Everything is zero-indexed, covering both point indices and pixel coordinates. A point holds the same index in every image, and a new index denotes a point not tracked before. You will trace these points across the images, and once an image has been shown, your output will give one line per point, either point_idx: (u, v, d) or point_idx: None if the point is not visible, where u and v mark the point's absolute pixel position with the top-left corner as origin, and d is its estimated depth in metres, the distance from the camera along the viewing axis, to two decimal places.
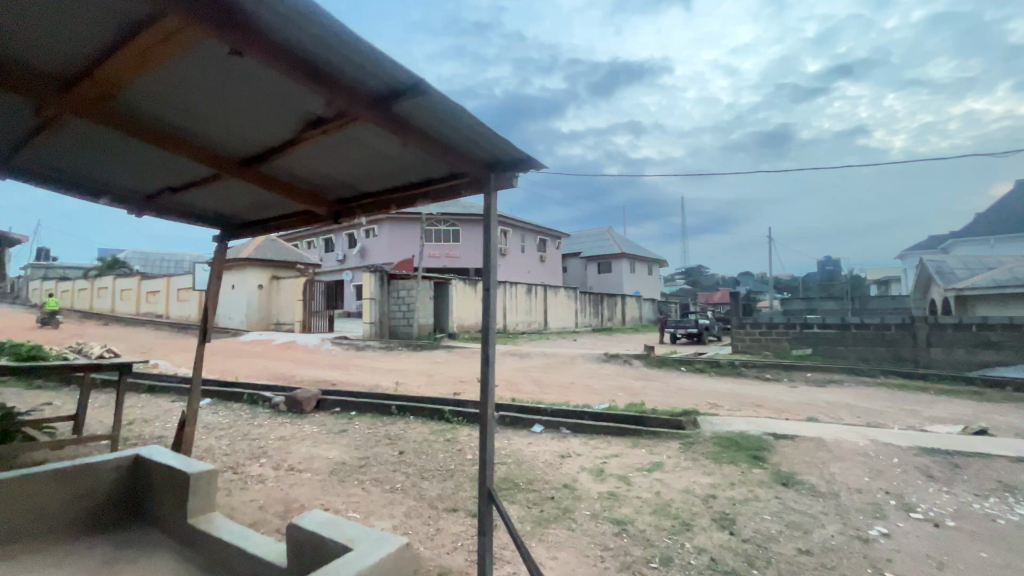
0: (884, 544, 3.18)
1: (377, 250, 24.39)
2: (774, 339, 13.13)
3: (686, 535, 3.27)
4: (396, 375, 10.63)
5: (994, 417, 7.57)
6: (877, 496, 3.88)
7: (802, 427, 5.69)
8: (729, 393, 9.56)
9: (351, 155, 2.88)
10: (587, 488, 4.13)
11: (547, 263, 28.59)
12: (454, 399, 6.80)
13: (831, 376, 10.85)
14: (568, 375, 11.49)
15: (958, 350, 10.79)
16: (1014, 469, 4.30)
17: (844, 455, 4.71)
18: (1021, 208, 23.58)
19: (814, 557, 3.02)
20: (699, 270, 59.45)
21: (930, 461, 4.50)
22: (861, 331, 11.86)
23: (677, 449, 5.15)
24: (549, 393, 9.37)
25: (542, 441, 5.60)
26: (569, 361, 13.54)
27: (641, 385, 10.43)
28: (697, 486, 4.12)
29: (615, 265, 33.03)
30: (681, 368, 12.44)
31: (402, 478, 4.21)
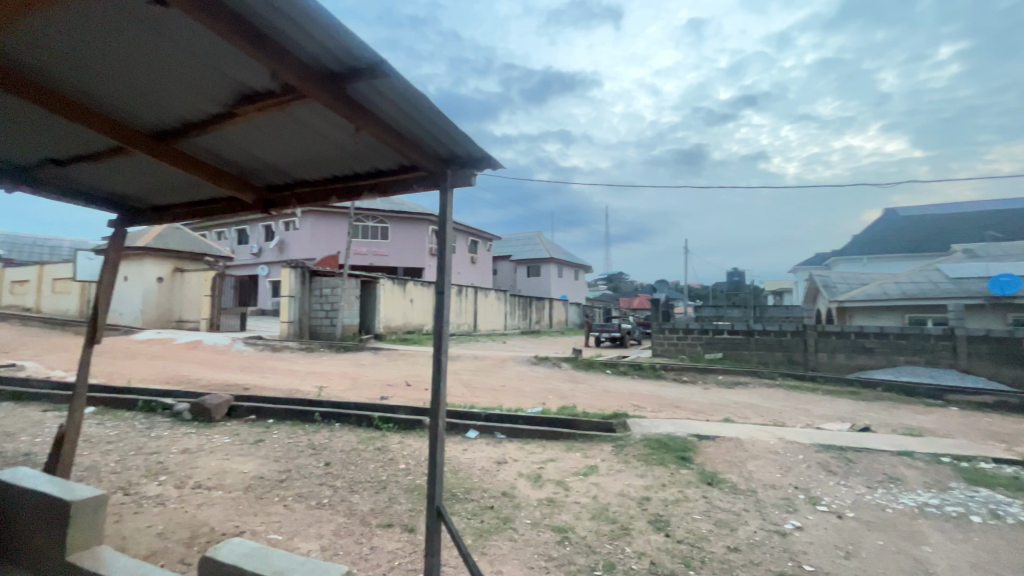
0: (799, 537, 3.43)
1: (298, 245, 22.88)
2: (690, 343, 14.04)
3: (625, 540, 3.32)
4: (316, 378, 9.95)
5: (869, 414, 8.61)
6: (788, 491, 4.21)
7: (720, 428, 6.07)
8: (651, 395, 10.03)
9: (290, 139, 2.61)
10: (526, 495, 4.07)
11: (478, 264, 28.49)
12: (383, 405, 6.47)
13: (738, 378, 11.79)
14: (498, 378, 11.42)
15: (840, 355, 12.16)
16: (894, 462, 4.88)
17: (759, 453, 5.06)
18: (887, 233, 27.29)
19: (742, 554, 3.19)
20: (618, 275, 62.44)
21: (829, 457, 4.98)
22: (764, 336, 12.99)
23: (609, 451, 5.26)
24: (480, 396, 9.28)
25: (477, 447, 5.47)
26: (499, 363, 13.52)
27: (569, 388, 10.65)
28: (631, 489, 4.22)
29: (544, 269, 33.69)
30: (607, 370, 12.89)
31: (329, 493, 3.89)
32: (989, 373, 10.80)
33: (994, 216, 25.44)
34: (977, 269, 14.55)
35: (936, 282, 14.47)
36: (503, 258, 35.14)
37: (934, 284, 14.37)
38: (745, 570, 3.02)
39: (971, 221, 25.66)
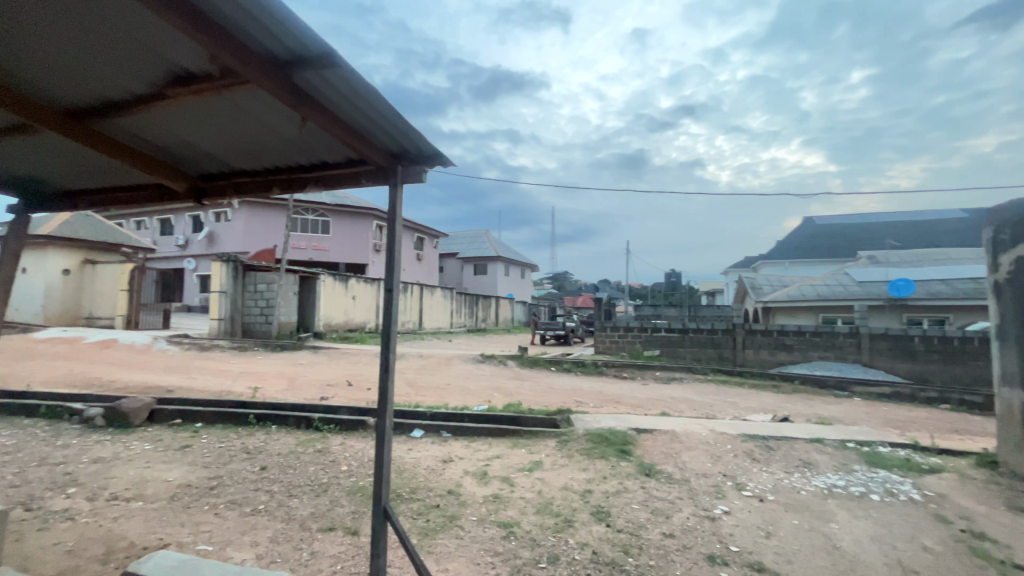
0: (727, 521, 3.69)
1: (230, 236, 21.47)
2: (630, 341, 14.63)
3: (568, 532, 3.42)
4: (250, 378, 9.42)
5: (788, 405, 9.39)
6: (717, 479, 4.51)
7: (657, 421, 6.37)
8: (593, 391, 10.36)
9: (229, 126, 2.47)
10: (471, 492, 4.09)
11: (424, 261, 28.05)
12: (324, 406, 6.24)
13: (674, 374, 12.44)
14: (444, 376, 11.36)
15: (764, 351, 13.15)
16: (808, 449, 5.36)
17: (692, 444, 5.38)
18: (805, 240, 29.78)
19: (676, 540, 3.38)
20: (563, 275, 63.70)
21: (753, 446, 5.38)
22: (697, 334, 13.78)
23: (554, 447, 5.39)
24: (424, 395, 9.18)
25: (422, 446, 5.40)
26: (444, 361, 13.42)
27: (514, 385, 10.77)
28: (574, 483, 4.35)
29: (490, 267, 33.73)
30: (551, 368, 13.15)
31: (266, 499, 3.71)
32: (888, 366, 12.04)
33: (893, 226, 28.39)
34: (879, 274, 16.18)
35: (845, 285, 15.95)
36: (449, 256, 34.84)
37: (844, 286, 15.83)
38: (679, 554, 3.21)
39: (875, 230, 28.53)
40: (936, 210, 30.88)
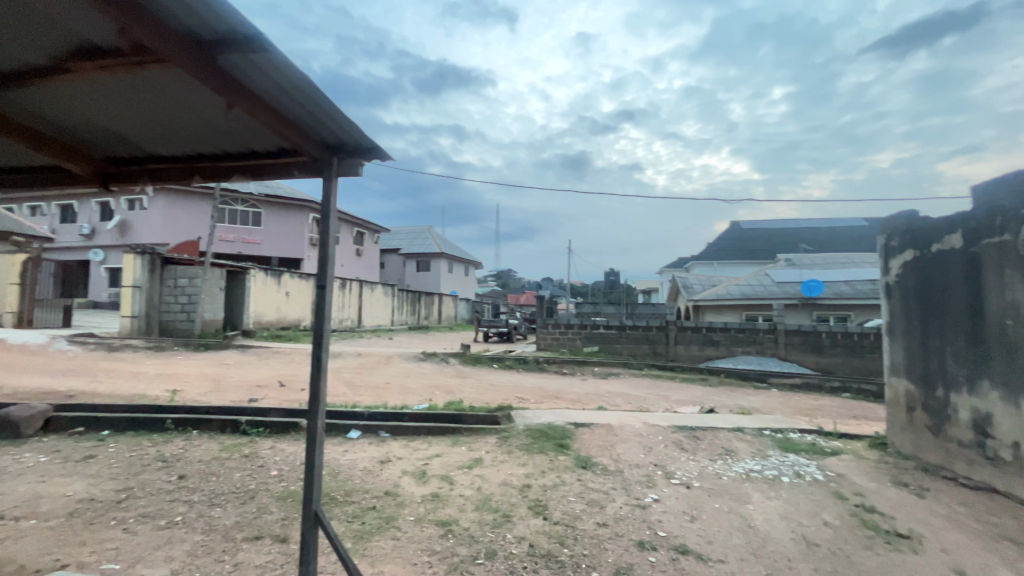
0: (656, 508, 3.89)
1: (145, 226, 19.68)
2: (571, 338, 15.04)
3: (506, 527, 3.47)
4: (168, 380, 8.71)
5: (713, 397, 10.04)
6: (648, 468, 4.74)
7: (595, 415, 6.59)
8: (534, 387, 10.54)
9: (143, 107, 2.27)
10: (409, 492, 4.04)
11: (364, 257, 27.17)
12: (252, 408, 5.89)
13: (611, 369, 12.91)
14: (384, 375, 11.10)
15: (694, 346, 13.96)
16: (730, 437, 5.76)
17: (626, 437, 5.61)
18: (731, 242, 31.89)
19: (609, 528, 3.53)
20: (507, 273, 64.10)
21: (682, 436, 5.70)
22: (633, 331, 14.39)
23: (494, 443, 5.43)
24: (363, 394, 8.92)
25: (359, 448, 5.24)
26: (384, 360, 13.09)
27: (456, 382, 10.73)
28: (513, 478, 4.41)
29: (434, 264, 33.28)
30: (494, 364, 13.22)
31: (184, 510, 3.45)
32: (800, 359, 13.18)
33: (807, 231, 31.01)
34: (794, 275, 17.64)
35: (766, 285, 17.23)
36: (391, 251, 34.01)
37: (764, 286, 17.11)
38: (611, 541, 3.34)
39: (791, 235, 31.05)
40: (842, 217, 34.09)
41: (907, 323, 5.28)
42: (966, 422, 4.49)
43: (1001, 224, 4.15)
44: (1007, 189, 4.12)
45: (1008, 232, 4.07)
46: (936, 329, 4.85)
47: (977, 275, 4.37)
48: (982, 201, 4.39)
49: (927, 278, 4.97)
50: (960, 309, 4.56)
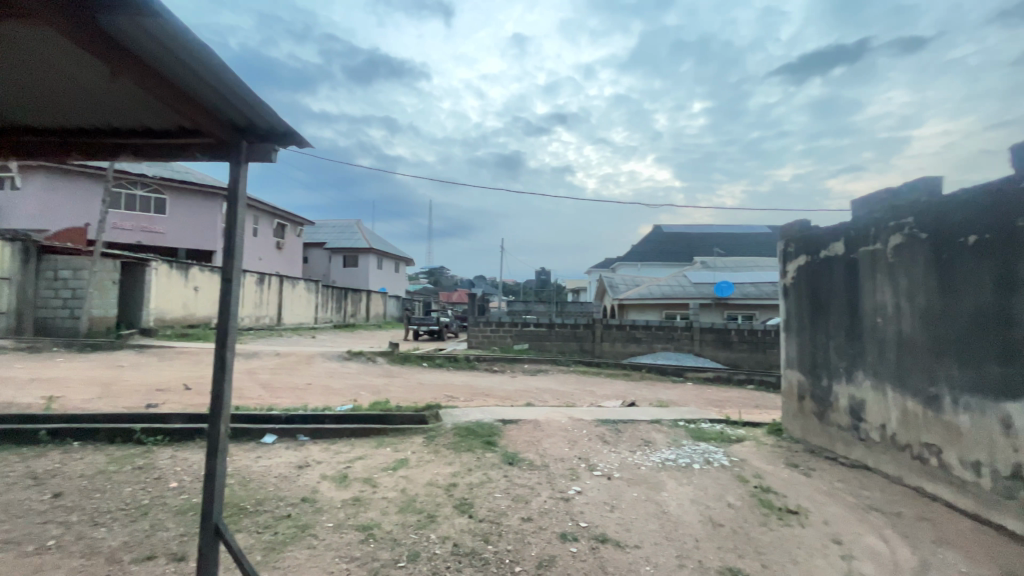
0: (579, 499, 4.01)
1: (17, 209, 17.11)
2: (501, 335, 15.15)
3: (430, 527, 3.42)
4: (44, 385, 7.63)
5: (635, 391, 10.56)
6: (573, 462, 4.88)
7: (523, 412, 6.68)
8: (464, 385, 10.49)
9: (5, 68, 1.96)
10: (329, 497, 3.85)
11: (285, 250, 25.52)
12: (149, 415, 5.31)
13: (541, 366, 13.17)
14: (305, 375, 10.52)
15: (618, 343, 14.63)
16: (648, 428, 6.09)
17: (552, 431, 5.75)
18: (654, 244, 33.78)
19: (533, 522, 3.58)
20: (439, 270, 63.37)
21: (605, 429, 5.94)
22: (562, 329, 14.79)
23: (420, 443, 5.33)
24: (281, 396, 8.39)
25: (274, 453, 4.91)
26: (305, 360, 12.36)
27: (384, 382, 10.41)
28: (439, 477, 4.35)
29: (362, 260, 32.01)
30: (423, 363, 13.00)
31: (58, 532, 3.03)
32: (712, 355, 14.24)
33: (720, 236, 33.52)
34: (709, 276, 19.00)
35: (684, 286, 18.42)
36: (316, 245, 32.31)
37: (683, 287, 18.29)
38: (535, 535, 3.40)
39: (706, 240, 33.44)
40: (750, 225, 37.26)
41: (799, 320, 5.87)
42: (844, 408, 5.09)
43: (874, 234, 4.74)
44: (879, 204, 4.73)
45: (879, 241, 4.65)
46: (823, 327, 5.44)
47: (854, 278, 4.96)
48: (859, 214, 4.99)
49: (815, 280, 5.57)
50: (841, 309, 5.16)
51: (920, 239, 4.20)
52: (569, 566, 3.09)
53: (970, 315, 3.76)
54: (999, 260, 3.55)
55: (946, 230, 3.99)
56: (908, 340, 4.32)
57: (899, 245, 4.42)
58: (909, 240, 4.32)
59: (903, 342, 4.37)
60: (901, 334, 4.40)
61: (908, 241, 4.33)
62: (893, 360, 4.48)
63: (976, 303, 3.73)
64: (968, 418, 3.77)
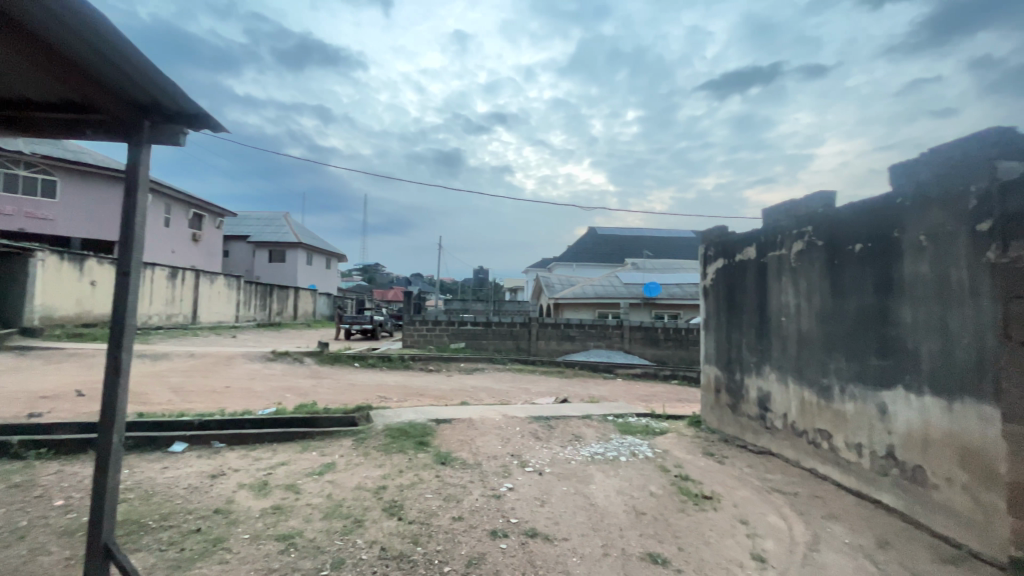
0: (510, 496, 4.06)
1: None
2: (438, 334, 14.98)
3: (357, 532, 3.30)
4: None
5: (568, 389, 10.84)
6: (505, 459, 4.92)
7: (457, 411, 6.64)
8: (398, 386, 10.26)
9: None
10: (246, 507, 3.60)
11: (202, 243, 23.56)
12: (32, 426, 4.69)
13: (477, 365, 13.17)
14: (223, 378, 9.79)
15: (553, 342, 14.99)
16: (579, 424, 6.29)
17: (485, 430, 5.76)
18: (589, 246, 34.91)
19: (464, 521, 3.57)
20: (375, 267, 61.46)
21: (537, 426, 6.05)
22: (499, 328, 14.92)
23: (349, 446, 5.14)
24: (194, 400, 7.75)
25: (184, 463, 4.52)
26: (223, 361, 11.51)
27: (312, 383, 9.93)
28: (368, 480, 4.22)
29: (289, 255, 30.27)
30: (354, 363, 12.56)
31: None
32: (640, 351, 14.91)
33: (650, 239, 35.28)
34: (638, 277, 19.91)
35: (615, 286, 19.16)
36: (238, 238, 30.18)
37: (614, 287, 19.01)
38: (465, 534, 3.39)
39: (636, 243, 35.03)
40: (677, 230, 39.52)
41: (717, 319, 6.32)
42: (753, 400, 5.54)
43: (781, 240, 5.19)
44: (784, 213, 5.21)
45: (785, 247, 5.11)
46: (737, 325, 5.89)
47: (764, 281, 5.41)
48: (768, 222, 5.45)
49: (731, 281, 6.02)
50: (752, 308, 5.61)
51: (818, 246, 4.67)
52: (499, 562, 3.11)
53: (856, 313, 4.23)
54: (879, 265, 4.03)
55: (838, 238, 4.46)
56: (807, 337, 4.78)
57: (801, 251, 4.87)
58: (808, 247, 4.79)
59: (803, 339, 4.83)
60: (801, 330, 4.86)
61: (808, 247, 4.79)
62: (794, 354, 4.94)
63: (860, 303, 4.20)
64: (853, 405, 4.24)
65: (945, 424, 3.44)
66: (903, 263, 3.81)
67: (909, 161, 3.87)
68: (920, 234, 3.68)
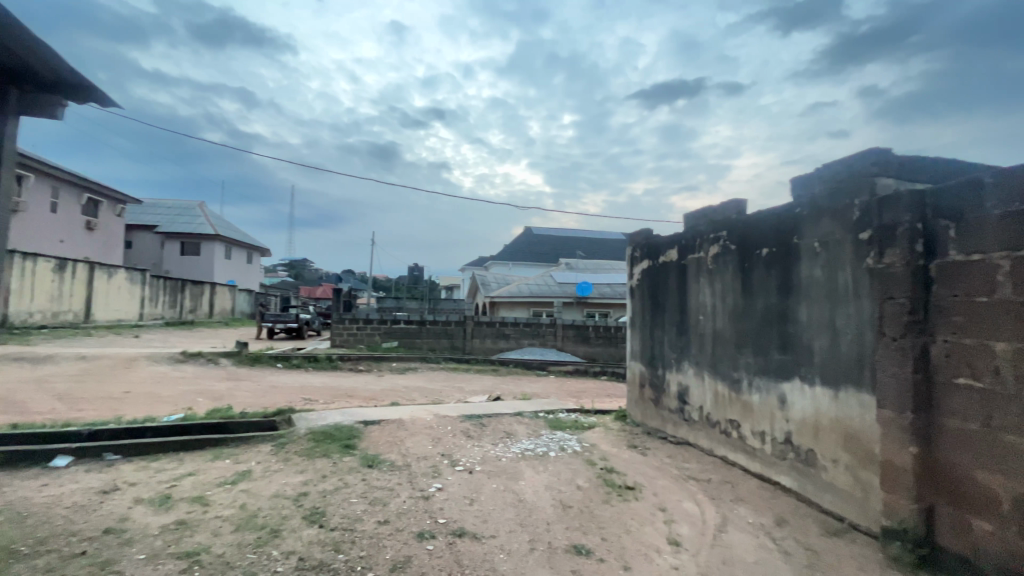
0: (439, 496, 4.00)
1: None
2: (368, 333, 14.50)
3: (272, 544, 3.10)
4: None
5: (502, 386, 10.90)
6: (435, 459, 4.85)
7: (388, 411, 6.45)
8: (325, 387, 9.79)
9: None
10: (143, 525, 3.26)
11: (98, 232, 21.12)
12: None
13: (410, 364, 12.89)
14: (123, 382, 8.84)
15: (488, 340, 15.03)
16: (511, 421, 6.35)
17: (416, 430, 5.64)
18: (525, 245, 35.43)
19: (390, 525, 3.47)
20: (303, 263, 58.32)
21: (469, 425, 6.02)
22: (433, 326, 14.73)
23: (268, 451, 4.83)
24: (84, 408, 6.92)
25: (69, 478, 4.03)
26: (123, 363, 10.37)
27: (228, 386, 9.23)
28: (287, 488, 3.98)
29: (205, 247, 27.90)
30: (277, 364, 11.84)
31: None
32: (572, 349, 15.31)
33: (583, 239, 36.45)
34: (572, 277, 20.47)
35: (550, 285, 19.56)
36: (143, 229, 27.44)
37: (548, 287, 19.40)
38: (390, 538, 3.30)
39: (570, 243, 36.01)
40: (609, 232, 41.05)
41: (642, 318, 6.63)
42: (674, 394, 5.88)
43: (699, 244, 5.54)
44: (703, 218, 5.56)
45: (703, 250, 5.47)
46: (660, 323, 6.22)
47: (684, 281, 5.75)
48: (689, 225, 5.79)
49: (656, 281, 6.34)
50: (674, 307, 5.95)
51: (731, 249, 5.04)
52: (424, 564, 3.05)
53: (763, 312, 4.62)
54: (782, 268, 4.42)
55: (748, 242, 4.84)
56: (721, 335, 5.14)
57: (717, 254, 5.24)
58: (723, 250, 5.16)
59: (718, 336, 5.19)
60: (717, 327, 5.22)
61: (723, 251, 5.16)
62: (710, 350, 5.30)
63: (766, 303, 4.58)
64: (758, 396, 4.62)
65: (833, 411, 3.84)
66: (801, 267, 4.21)
67: (809, 174, 4.29)
68: (815, 241, 4.08)
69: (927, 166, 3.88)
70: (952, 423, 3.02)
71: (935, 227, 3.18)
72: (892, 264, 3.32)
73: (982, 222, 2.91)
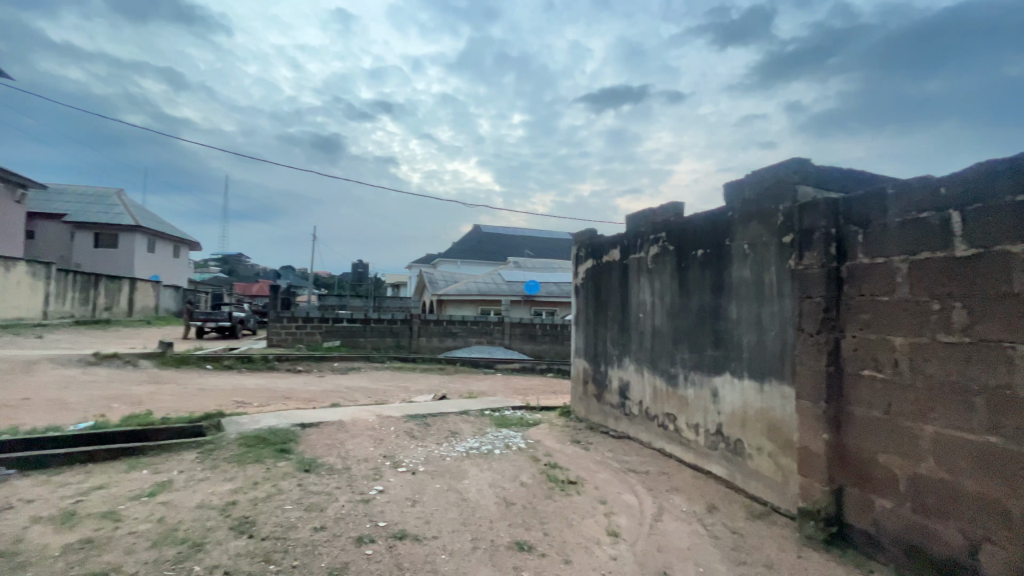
0: (380, 499, 3.89)
1: None
2: (308, 332, 13.89)
3: (194, 558, 2.88)
4: None
5: (449, 385, 10.79)
6: (377, 461, 4.71)
7: (328, 413, 6.21)
8: (260, 389, 9.27)
9: None
10: (41, 546, 2.93)
11: None
12: None
13: (353, 364, 12.47)
14: (21, 387, 7.92)
15: (435, 338, 14.85)
16: (456, 420, 6.29)
17: (357, 432, 5.46)
18: (474, 244, 35.31)
19: (326, 531, 3.34)
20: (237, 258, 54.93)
21: (413, 425, 5.91)
22: (378, 325, 14.34)
23: (192, 459, 4.49)
24: None
25: None
26: (22, 366, 9.30)
27: (149, 390, 8.52)
28: (214, 497, 3.72)
29: (123, 239, 25.57)
30: (206, 365, 11.08)
31: None
32: (520, 347, 15.44)
33: (532, 239, 36.84)
34: (520, 275, 20.62)
35: (498, 284, 19.61)
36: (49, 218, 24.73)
37: (497, 285, 19.43)
38: (327, 545, 3.16)
39: (519, 242, 36.28)
40: (557, 232, 41.68)
41: (586, 315, 6.78)
42: (616, 389, 6.06)
43: (640, 244, 5.74)
44: (643, 219, 5.76)
45: (643, 250, 5.67)
46: (603, 321, 6.38)
47: (626, 280, 5.94)
48: (630, 226, 5.97)
49: (600, 280, 6.49)
50: (616, 304, 6.13)
51: (669, 250, 5.26)
52: (363, 570, 2.96)
53: (697, 310, 4.85)
54: (715, 268, 4.66)
55: (685, 243, 5.06)
56: (660, 332, 5.35)
57: (657, 255, 5.44)
58: (662, 251, 5.37)
59: (656, 333, 5.41)
60: (656, 325, 5.42)
61: (662, 252, 5.37)
62: (649, 346, 5.51)
63: (701, 301, 4.82)
64: (693, 390, 4.86)
65: (759, 403, 4.11)
66: (731, 268, 4.46)
67: (739, 180, 4.54)
68: (744, 243, 4.35)
69: (840, 177, 4.21)
70: (859, 411, 3.31)
71: (846, 232, 3.47)
72: (810, 265, 3.60)
73: (885, 229, 3.21)
